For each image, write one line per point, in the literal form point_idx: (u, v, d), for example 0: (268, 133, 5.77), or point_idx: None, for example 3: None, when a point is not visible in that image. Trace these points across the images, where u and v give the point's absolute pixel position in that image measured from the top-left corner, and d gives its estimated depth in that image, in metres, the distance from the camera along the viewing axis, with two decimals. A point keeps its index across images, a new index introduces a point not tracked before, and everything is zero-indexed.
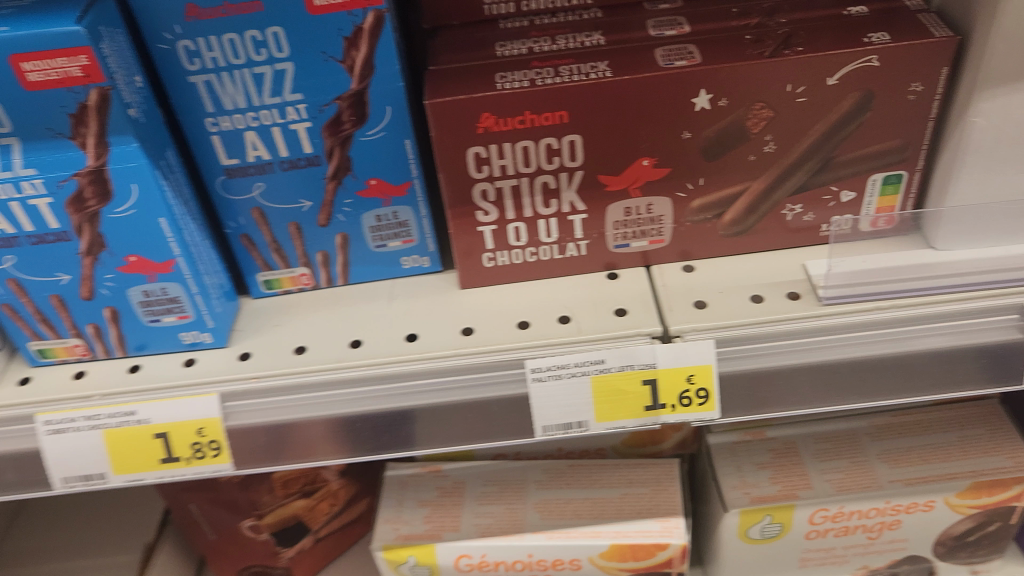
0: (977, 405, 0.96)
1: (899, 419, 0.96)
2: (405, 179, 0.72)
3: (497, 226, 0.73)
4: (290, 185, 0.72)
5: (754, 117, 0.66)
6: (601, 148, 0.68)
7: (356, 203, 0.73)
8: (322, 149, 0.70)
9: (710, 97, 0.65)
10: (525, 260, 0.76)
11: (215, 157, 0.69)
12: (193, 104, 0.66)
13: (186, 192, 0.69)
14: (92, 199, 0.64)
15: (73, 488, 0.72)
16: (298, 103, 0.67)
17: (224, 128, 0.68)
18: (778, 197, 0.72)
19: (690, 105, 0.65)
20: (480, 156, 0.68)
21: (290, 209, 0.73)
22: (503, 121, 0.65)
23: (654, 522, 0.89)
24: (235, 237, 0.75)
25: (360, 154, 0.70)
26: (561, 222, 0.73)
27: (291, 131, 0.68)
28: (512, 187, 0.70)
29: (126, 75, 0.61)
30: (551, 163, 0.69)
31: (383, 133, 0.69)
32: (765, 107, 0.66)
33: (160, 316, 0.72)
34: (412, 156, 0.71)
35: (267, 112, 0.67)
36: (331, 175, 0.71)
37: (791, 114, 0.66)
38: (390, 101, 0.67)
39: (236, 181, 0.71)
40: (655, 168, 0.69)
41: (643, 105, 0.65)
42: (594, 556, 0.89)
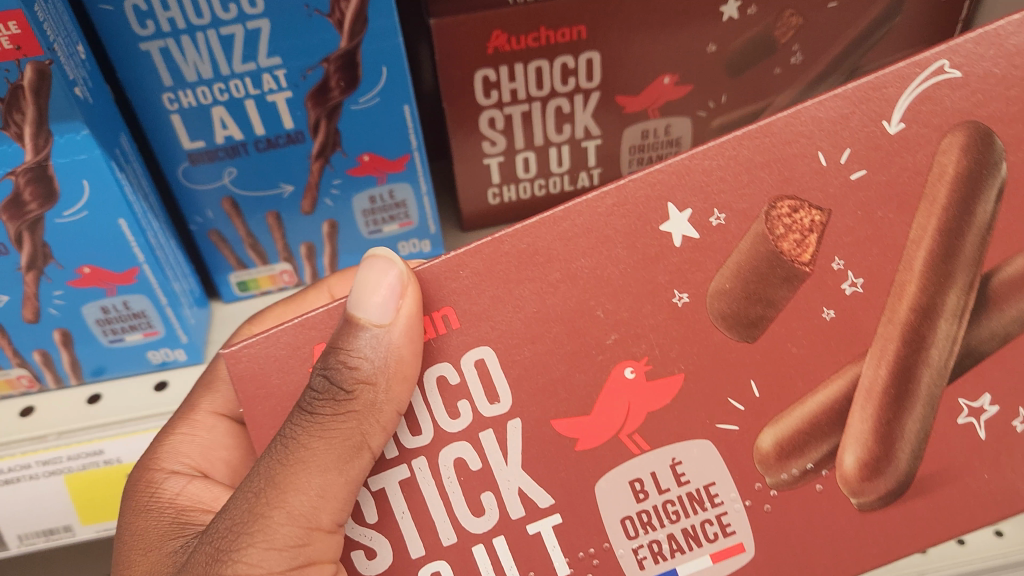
0: None
1: None
2: (403, 152, 0.62)
3: (505, 157, 0.66)
4: (266, 168, 0.60)
5: (783, 26, 0.62)
6: (621, 66, 0.62)
7: (346, 184, 0.62)
8: (306, 123, 0.59)
9: (739, 5, 0.60)
10: (534, 194, 0.69)
11: (176, 141, 0.58)
12: (148, 77, 0.54)
13: (144, 184, 0.57)
14: (32, 201, 0.52)
15: (33, 545, 0.62)
16: (276, 68, 0.55)
17: (186, 105, 0.56)
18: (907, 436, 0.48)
19: (718, 14, 0.60)
20: (488, 80, 0.61)
21: (267, 197, 0.62)
22: (515, 39, 0.59)
23: None
24: (202, 235, 0.63)
25: (350, 126, 0.59)
26: (573, 149, 0.67)
27: (268, 103, 0.57)
28: (523, 113, 0.63)
29: (66, 44, 0.49)
30: (565, 84, 0.62)
31: (377, 100, 0.58)
32: (795, 15, 0.61)
33: (123, 334, 0.61)
34: (412, 122, 0.60)
35: (238, 82, 0.56)
36: (316, 153, 0.60)
37: (821, 22, 0.62)
38: (387, 60, 0.56)
39: (200, 168, 0.59)
40: (676, 86, 0.64)
41: (666, 8, 0.59)
42: None
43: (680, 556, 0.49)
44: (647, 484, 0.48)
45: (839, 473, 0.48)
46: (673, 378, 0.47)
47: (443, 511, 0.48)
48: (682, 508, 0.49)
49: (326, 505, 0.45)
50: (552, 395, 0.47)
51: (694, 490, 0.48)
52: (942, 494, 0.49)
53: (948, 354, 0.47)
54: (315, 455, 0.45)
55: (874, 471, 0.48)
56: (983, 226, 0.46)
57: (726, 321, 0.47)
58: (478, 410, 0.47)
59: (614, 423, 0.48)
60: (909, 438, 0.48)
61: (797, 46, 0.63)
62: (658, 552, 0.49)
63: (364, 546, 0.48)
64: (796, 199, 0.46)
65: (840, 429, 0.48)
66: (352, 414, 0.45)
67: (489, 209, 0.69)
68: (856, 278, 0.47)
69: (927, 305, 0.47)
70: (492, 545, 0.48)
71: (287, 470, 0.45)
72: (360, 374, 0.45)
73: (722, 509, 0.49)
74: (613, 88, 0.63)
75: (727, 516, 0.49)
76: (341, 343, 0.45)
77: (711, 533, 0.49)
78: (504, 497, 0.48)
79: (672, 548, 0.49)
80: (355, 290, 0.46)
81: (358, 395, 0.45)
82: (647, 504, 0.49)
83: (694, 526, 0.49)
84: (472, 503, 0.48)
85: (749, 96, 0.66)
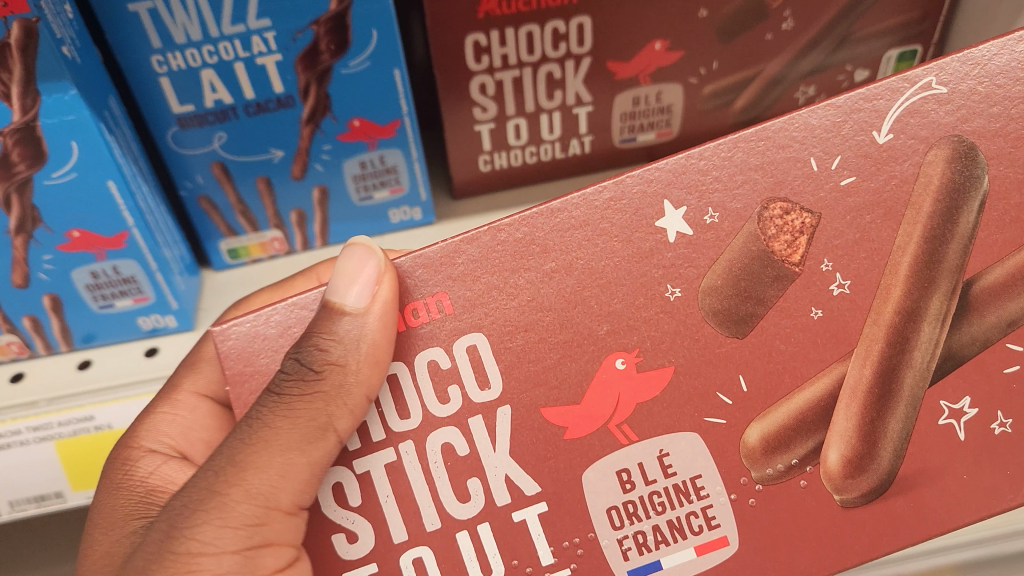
0: None
1: None
2: (394, 117, 0.61)
3: (496, 124, 0.66)
4: (256, 133, 0.60)
5: None
6: (612, 30, 0.62)
7: (336, 149, 0.62)
8: (295, 87, 0.58)
9: None
10: (525, 161, 0.69)
11: (165, 104, 0.57)
12: (136, 38, 0.54)
13: (134, 147, 0.57)
14: (21, 163, 0.51)
15: (26, 512, 0.62)
16: (266, 30, 0.55)
17: (175, 68, 0.56)
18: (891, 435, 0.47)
19: None
20: (479, 44, 0.61)
21: (257, 162, 0.62)
22: (506, 2, 0.59)
23: None
24: (192, 201, 0.63)
25: (340, 91, 0.59)
26: (564, 116, 0.66)
27: (257, 67, 0.57)
28: (514, 79, 0.63)
29: (54, 3, 0.49)
30: (556, 50, 0.62)
31: (368, 64, 0.58)
32: None
33: (113, 300, 0.61)
34: (403, 87, 0.60)
35: (227, 44, 0.55)
36: (307, 118, 0.60)
37: None
38: (377, 22, 0.56)
39: (190, 132, 0.59)
40: (667, 52, 0.64)
41: None
42: None
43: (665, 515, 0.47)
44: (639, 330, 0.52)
45: (823, 470, 0.47)
46: (664, 370, 0.47)
47: (426, 495, 0.47)
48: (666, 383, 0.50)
49: (288, 484, 0.45)
50: (544, 382, 0.47)
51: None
52: (924, 494, 0.46)
53: (931, 357, 0.47)
54: (282, 433, 0.45)
55: (858, 469, 0.47)
56: (965, 236, 0.46)
57: (717, 317, 0.47)
58: (468, 395, 0.47)
59: (604, 413, 0.47)
60: (892, 437, 0.47)
61: (789, 12, 0.63)
62: (643, 543, 0.47)
63: (346, 529, 0.47)
64: (789, 202, 0.47)
65: (824, 426, 0.47)
66: (317, 393, 0.45)
67: (481, 176, 0.69)
68: (843, 280, 0.47)
69: (910, 308, 0.47)
70: (475, 532, 0.46)
71: (250, 448, 0.46)
72: (327, 357, 0.45)
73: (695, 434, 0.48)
74: (604, 53, 0.63)
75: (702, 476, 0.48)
76: (323, 328, 0.46)
77: (696, 525, 0.47)
78: (491, 483, 0.47)
79: (656, 539, 0.47)
80: (341, 287, 0.46)
81: (326, 374, 0.45)
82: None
83: (677, 480, 0.48)
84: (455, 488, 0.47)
85: (741, 61, 0.66)
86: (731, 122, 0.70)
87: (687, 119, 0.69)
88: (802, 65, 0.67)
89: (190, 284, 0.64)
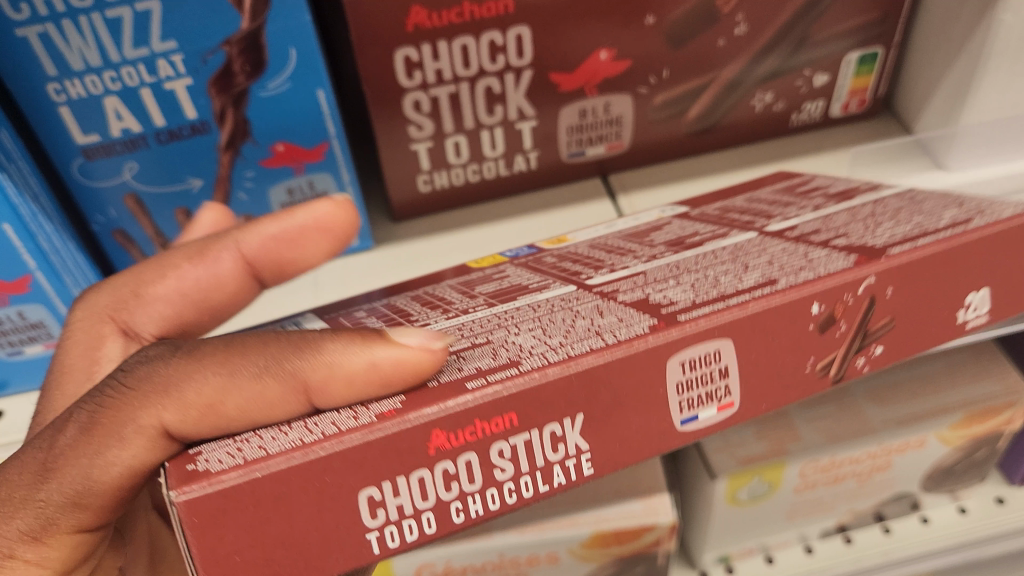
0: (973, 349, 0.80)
1: (905, 370, 0.78)
2: (320, 140, 0.57)
3: (433, 142, 0.61)
4: (170, 161, 0.56)
5: None
6: (553, 39, 0.58)
7: (261, 175, 0.58)
8: (210, 112, 0.54)
9: None
10: (468, 179, 0.65)
11: (66, 135, 0.52)
12: (28, 66, 0.49)
13: (33, 183, 0.52)
14: None
15: None
16: (172, 53, 0.50)
17: (74, 96, 0.51)
18: None
19: None
20: (411, 60, 0.56)
21: (175, 192, 0.58)
22: (437, 14, 0.54)
23: (636, 501, 0.70)
24: (106, 234, 0.59)
25: (260, 115, 0.55)
26: (507, 132, 0.62)
27: (166, 92, 0.52)
28: (450, 95, 0.59)
29: None
30: (494, 62, 0.58)
31: (288, 85, 0.54)
32: None
33: (21, 348, 0.58)
34: (328, 108, 0.56)
35: (131, 69, 0.51)
36: (225, 143, 0.56)
37: None
38: (295, 40, 0.52)
39: (98, 163, 0.55)
40: (614, 61, 0.60)
41: None
42: (573, 548, 0.69)
43: (640, 274, 0.44)
44: (685, 302, 0.37)
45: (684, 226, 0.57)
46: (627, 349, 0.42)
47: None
48: (690, 291, 0.39)
49: None
50: None
51: (724, 291, 0.38)
52: None
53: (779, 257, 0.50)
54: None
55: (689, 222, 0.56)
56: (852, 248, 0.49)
57: None
58: None
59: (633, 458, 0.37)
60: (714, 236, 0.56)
61: (742, 16, 0.60)
62: None
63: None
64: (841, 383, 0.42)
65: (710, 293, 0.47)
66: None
67: (420, 196, 0.65)
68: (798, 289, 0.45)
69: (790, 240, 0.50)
70: None
71: None
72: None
73: (738, 282, 0.39)
74: (547, 64, 0.59)
75: (721, 279, 0.41)
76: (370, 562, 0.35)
77: (680, 273, 0.42)
78: None
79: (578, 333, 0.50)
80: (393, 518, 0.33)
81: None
82: (702, 304, 0.37)
83: (689, 284, 0.40)
84: None
85: (695, 68, 0.62)
86: (684, 131, 0.67)
87: (638, 131, 0.65)
88: (758, 70, 0.64)
89: None
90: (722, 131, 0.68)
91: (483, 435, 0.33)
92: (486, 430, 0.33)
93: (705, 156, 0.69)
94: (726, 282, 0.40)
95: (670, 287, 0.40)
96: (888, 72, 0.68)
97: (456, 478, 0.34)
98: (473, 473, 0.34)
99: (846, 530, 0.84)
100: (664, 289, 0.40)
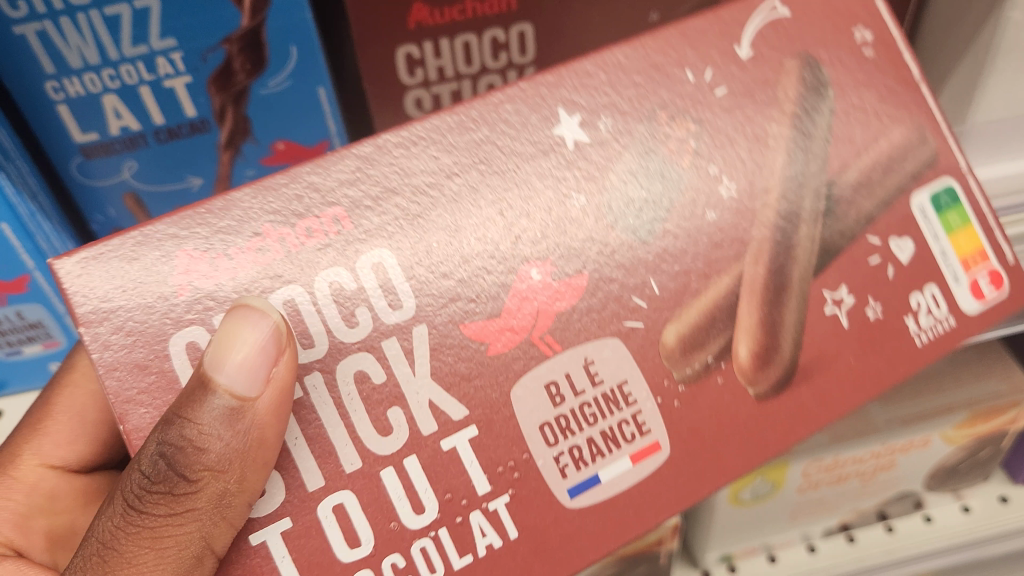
0: (979, 348, 0.79)
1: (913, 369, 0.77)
2: (321, 139, 0.57)
3: None
4: (169, 161, 0.55)
5: None
6: (556, 37, 0.57)
7: (261, 174, 0.58)
8: (209, 110, 0.53)
9: None
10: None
11: (65, 134, 0.52)
12: (26, 64, 0.48)
13: (32, 183, 0.51)
14: None
15: None
16: (171, 51, 0.50)
17: (73, 94, 0.50)
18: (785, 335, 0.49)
19: None
20: (413, 57, 0.56)
21: (175, 191, 0.57)
22: (439, 11, 0.53)
23: None
24: (106, 234, 0.59)
25: (260, 113, 0.54)
26: None
27: (165, 90, 0.52)
28: (453, 92, 0.58)
29: None
30: (496, 59, 0.57)
31: (288, 83, 0.53)
32: None
33: (21, 347, 0.58)
34: (329, 107, 0.55)
35: (129, 66, 0.50)
36: (225, 142, 0.55)
37: None
38: (295, 38, 0.51)
39: (97, 162, 0.54)
40: None
41: None
42: None
43: (602, 462, 0.47)
44: (562, 389, 0.46)
45: (736, 366, 0.48)
46: (576, 280, 0.47)
47: (343, 433, 0.44)
48: (598, 410, 0.47)
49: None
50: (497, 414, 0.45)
51: (608, 394, 0.47)
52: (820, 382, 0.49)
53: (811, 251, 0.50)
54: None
55: (765, 362, 0.49)
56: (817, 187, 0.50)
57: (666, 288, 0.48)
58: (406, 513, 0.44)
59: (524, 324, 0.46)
60: (789, 327, 0.49)
61: None
62: (580, 457, 0.47)
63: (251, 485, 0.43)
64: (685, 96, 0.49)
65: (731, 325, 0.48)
66: (189, 515, 0.43)
67: None
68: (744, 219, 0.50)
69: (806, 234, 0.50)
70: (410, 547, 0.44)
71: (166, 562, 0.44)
72: (208, 456, 0.42)
73: (638, 408, 0.47)
74: (549, 62, 0.58)
75: (648, 425, 0.47)
76: (194, 418, 0.41)
77: (628, 433, 0.47)
78: (415, 412, 0.44)
79: (593, 451, 0.47)
80: (214, 346, 0.41)
81: (200, 486, 0.43)
82: (565, 409, 0.46)
83: (613, 428, 0.47)
84: (378, 420, 0.44)
85: None
86: None
87: None
88: None
89: None
90: None
91: (318, 238, 0.44)
92: (317, 228, 0.45)
93: None
94: (643, 419, 0.47)
95: (597, 443, 0.47)
96: None
97: (323, 313, 0.44)
98: (338, 319, 0.44)
99: (848, 529, 0.83)
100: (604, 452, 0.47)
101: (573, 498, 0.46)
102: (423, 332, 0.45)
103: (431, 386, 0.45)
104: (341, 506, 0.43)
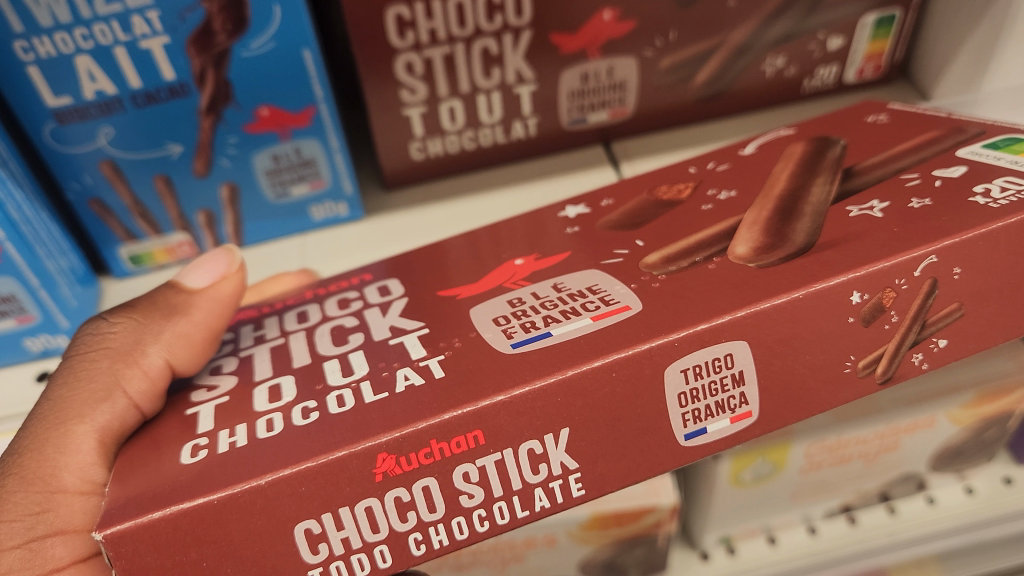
0: None
1: None
2: (306, 104, 0.55)
3: (427, 107, 0.58)
4: (147, 126, 0.53)
5: None
6: None
7: (244, 142, 0.55)
8: (189, 73, 0.51)
9: None
10: (462, 147, 0.62)
11: (37, 97, 0.49)
12: None
13: None
14: None
15: None
16: (147, 9, 0.47)
17: (44, 55, 0.48)
18: (801, 218, 0.43)
19: None
20: (403, 18, 0.53)
21: (153, 158, 0.54)
22: None
23: None
24: (80, 204, 0.55)
25: (241, 75, 0.52)
26: (504, 96, 0.59)
27: (142, 51, 0.49)
28: (445, 56, 0.56)
29: None
30: (492, 21, 0.54)
31: (271, 45, 0.51)
32: None
33: None
34: (314, 69, 0.53)
35: (103, 25, 0.47)
36: (205, 108, 0.53)
37: None
38: None
39: (71, 128, 0.51)
40: (617, 23, 0.57)
41: None
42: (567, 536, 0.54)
43: (556, 324, 0.39)
44: (525, 300, 0.42)
45: (730, 256, 0.42)
46: (560, 255, 0.46)
47: (304, 351, 0.42)
48: (556, 302, 0.41)
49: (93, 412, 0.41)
50: None
51: (574, 292, 0.41)
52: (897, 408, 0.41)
53: (829, 194, 0.45)
54: (20, 469, 0.40)
55: (769, 247, 0.41)
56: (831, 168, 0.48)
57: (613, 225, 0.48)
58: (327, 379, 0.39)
59: (501, 278, 0.45)
60: (805, 227, 0.43)
61: None
62: (529, 324, 0.39)
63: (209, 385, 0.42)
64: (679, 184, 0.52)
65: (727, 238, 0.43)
66: (103, 355, 0.44)
67: (412, 164, 0.62)
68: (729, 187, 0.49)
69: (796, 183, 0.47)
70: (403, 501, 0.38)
71: (80, 411, 0.41)
72: (133, 320, 0.46)
73: (605, 292, 0.41)
74: (547, 23, 0.56)
75: (613, 297, 0.40)
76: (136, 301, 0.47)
77: (593, 305, 0.40)
78: (372, 330, 0.43)
79: (546, 321, 0.39)
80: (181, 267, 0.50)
81: (119, 335, 0.45)
82: (519, 308, 0.41)
83: (574, 307, 0.40)
84: (338, 338, 0.43)
85: (702, 30, 0.58)
86: (690, 98, 0.63)
87: (643, 96, 0.62)
88: (769, 34, 0.60)
89: (85, 298, 0.57)
90: (730, 98, 0.64)
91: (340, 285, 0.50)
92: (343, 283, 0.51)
93: (710, 125, 0.65)
94: (610, 297, 0.40)
95: (551, 317, 0.40)
96: (905, 37, 0.63)
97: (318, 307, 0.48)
98: (331, 307, 0.47)
99: (850, 510, 0.67)
100: (701, 410, 0.40)
101: (515, 348, 0.38)
102: (403, 300, 0.46)
103: (392, 318, 0.44)
104: (277, 385, 0.40)
